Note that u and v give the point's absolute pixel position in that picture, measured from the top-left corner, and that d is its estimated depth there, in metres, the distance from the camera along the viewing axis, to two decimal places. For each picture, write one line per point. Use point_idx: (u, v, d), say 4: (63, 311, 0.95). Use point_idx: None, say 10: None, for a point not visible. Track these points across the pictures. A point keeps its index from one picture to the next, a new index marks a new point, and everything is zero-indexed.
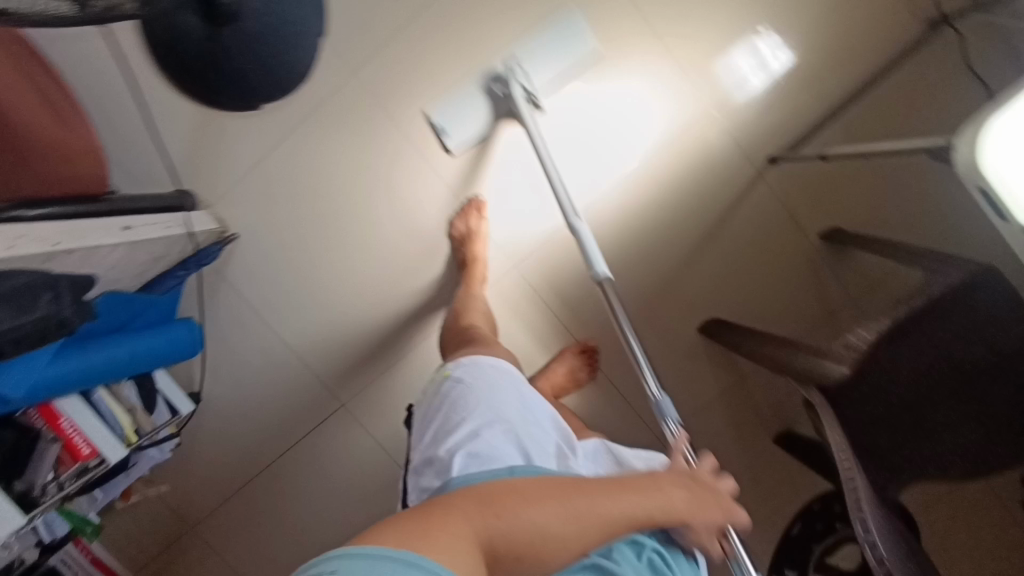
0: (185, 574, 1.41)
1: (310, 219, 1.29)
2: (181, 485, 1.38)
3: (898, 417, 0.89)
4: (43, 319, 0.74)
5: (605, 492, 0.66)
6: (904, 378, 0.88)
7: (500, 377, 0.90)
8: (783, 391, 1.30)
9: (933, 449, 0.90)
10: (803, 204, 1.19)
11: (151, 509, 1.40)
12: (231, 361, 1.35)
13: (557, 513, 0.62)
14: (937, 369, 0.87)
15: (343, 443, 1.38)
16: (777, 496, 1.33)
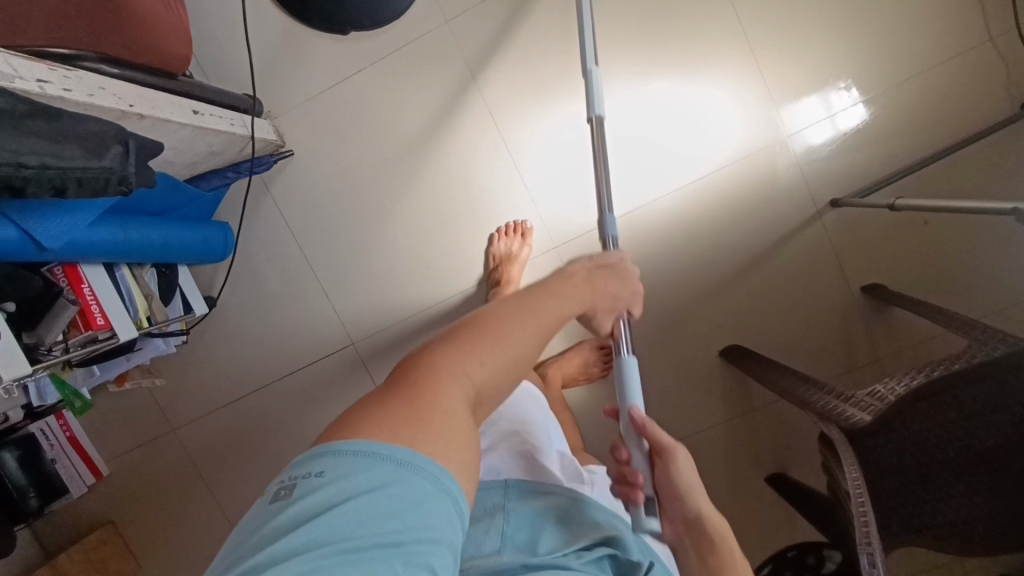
0: (154, 474, 1.41)
1: (369, 154, 1.30)
2: (175, 383, 1.39)
3: (909, 477, 0.87)
4: (108, 170, 0.70)
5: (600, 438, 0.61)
6: (925, 439, 0.87)
7: (532, 404, 0.93)
8: (789, 437, 1.28)
9: (945, 522, 0.87)
10: (853, 254, 1.19)
11: (140, 401, 1.40)
12: (254, 275, 1.35)
13: None
14: (963, 438, 0.85)
15: (340, 382, 1.35)
16: (755, 538, 1.32)
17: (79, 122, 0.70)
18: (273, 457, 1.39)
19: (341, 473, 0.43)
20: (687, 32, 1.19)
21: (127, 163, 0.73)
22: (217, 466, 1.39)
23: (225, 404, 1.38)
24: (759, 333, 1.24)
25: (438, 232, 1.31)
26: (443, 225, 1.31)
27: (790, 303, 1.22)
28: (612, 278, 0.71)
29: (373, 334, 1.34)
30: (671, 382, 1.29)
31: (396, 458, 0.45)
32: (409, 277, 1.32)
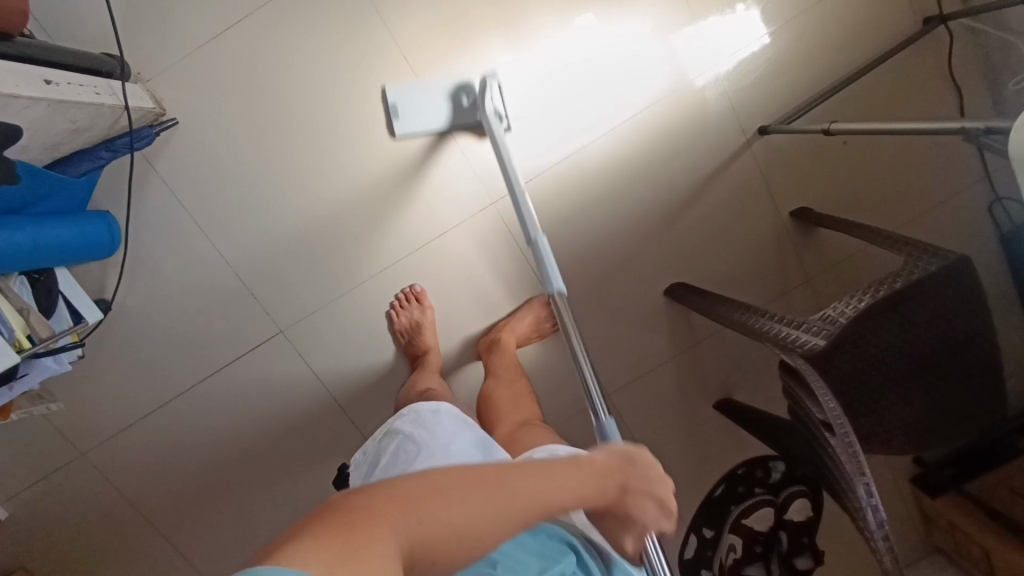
0: (71, 501, 1.26)
1: (269, 116, 1.14)
2: (74, 404, 1.21)
3: (858, 391, 0.95)
4: None
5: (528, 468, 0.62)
6: (873, 355, 0.92)
7: (445, 421, 0.95)
8: (733, 362, 1.33)
9: (883, 424, 0.97)
10: (782, 181, 1.22)
11: (35, 428, 1.22)
12: (151, 269, 1.17)
13: (477, 505, 0.56)
14: (903, 349, 0.92)
15: (272, 375, 1.23)
16: (706, 458, 1.40)
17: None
18: (209, 465, 1.27)
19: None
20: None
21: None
22: (146, 483, 1.27)
23: (142, 417, 1.23)
24: (700, 268, 1.26)
25: (363, 200, 1.19)
26: (367, 191, 1.19)
27: (727, 236, 1.25)
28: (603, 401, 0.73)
29: (303, 320, 1.22)
30: (620, 325, 1.29)
31: None
32: (336, 253, 1.20)
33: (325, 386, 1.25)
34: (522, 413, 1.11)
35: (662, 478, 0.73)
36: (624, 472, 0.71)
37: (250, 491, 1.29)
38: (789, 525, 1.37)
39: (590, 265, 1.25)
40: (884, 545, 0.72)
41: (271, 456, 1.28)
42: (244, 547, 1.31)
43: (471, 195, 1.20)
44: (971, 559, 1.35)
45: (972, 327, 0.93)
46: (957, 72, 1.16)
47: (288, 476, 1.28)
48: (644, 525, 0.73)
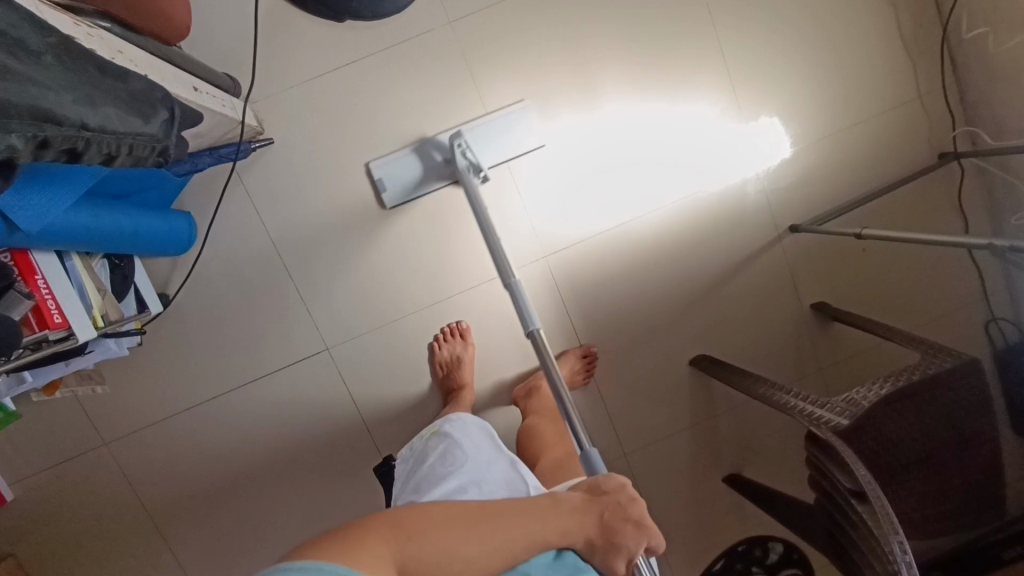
0: (83, 490, 1.25)
1: (357, 149, 1.24)
2: (111, 391, 1.23)
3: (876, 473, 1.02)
4: (154, 135, 0.67)
5: (515, 511, 0.72)
6: (892, 439, 1.01)
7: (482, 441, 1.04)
8: (745, 438, 1.40)
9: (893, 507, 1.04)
10: (806, 275, 1.34)
11: (67, 410, 1.23)
12: (217, 271, 1.23)
13: (465, 537, 0.66)
14: (917, 437, 1.01)
15: (309, 390, 1.27)
16: (710, 532, 1.43)
17: (127, 79, 0.66)
18: (229, 473, 1.27)
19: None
20: (677, 64, 1.28)
21: (172, 131, 0.72)
22: (162, 483, 1.26)
23: (175, 414, 1.25)
24: (725, 344, 1.35)
25: (427, 237, 1.27)
26: (432, 229, 1.27)
27: (752, 317, 1.35)
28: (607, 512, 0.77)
29: (350, 341, 1.28)
30: (644, 387, 1.36)
31: (310, 567, 0.51)
32: (393, 282, 1.28)
33: (358, 409, 1.29)
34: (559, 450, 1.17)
35: (636, 503, 0.77)
36: (591, 507, 0.77)
37: (264, 505, 1.28)
38: None
39: (624, 327, 1.34)
40: None
41: (290, 471, 1.29)
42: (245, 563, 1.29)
43: (528, 246, 1.29)
44: None
45: (979, 426, 1.03)
46: (966, 203, 1.32)
47: (304, 494, 1.29)
48: (637, 555, 0.76)
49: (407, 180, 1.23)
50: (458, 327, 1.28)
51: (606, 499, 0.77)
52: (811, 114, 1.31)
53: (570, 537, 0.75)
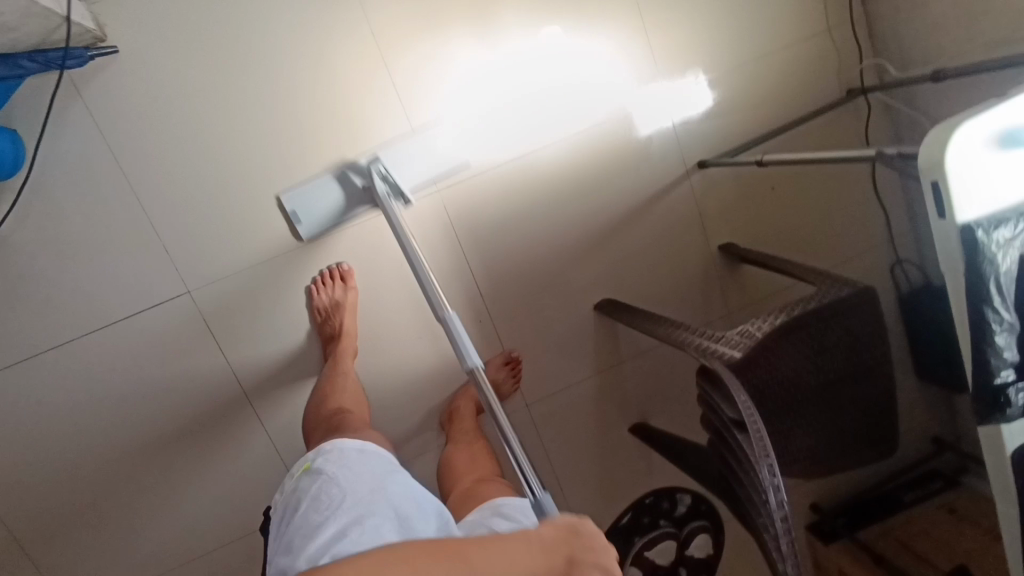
0: None
1: (220, 61, 1.09)
2: None
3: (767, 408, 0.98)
4: None
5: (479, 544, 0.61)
6: (783, 372, 0.96)
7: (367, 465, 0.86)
8: (651, 385, 1.35)
9: (785, 443, 1.01)
10: (714, 216, 1.29)
11: None
12: (56, 201, 1.07)
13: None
14: (809, 369, 0.97)
15: (173, 339, 1.13)
16: (617, 483, 1.39)
17: None
18: (79, 436, 1.13)
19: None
20: None
21: None
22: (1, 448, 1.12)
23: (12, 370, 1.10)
24: (631, 288, 1.29)
25: (305, 167, 1.13)
26: (310, 158, 1.13)
27: (660, 261, 1.29)
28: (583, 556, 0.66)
29: (218, 283, 1.14)
30: (548, 334, 1.29)
31: None
32: (266, 217, 1.13)
33: (230, 362, 1.16)
34: (474, 475, 1.08)
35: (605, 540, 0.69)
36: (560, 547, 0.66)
37: (122, 473, 1.15)
38: (688, 559, 1.41)
39: (525, 270, 1.26)
40: (781, 529, 0.72)
41: (154, 430, 1.15)
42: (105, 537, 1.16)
43: (417, 176, 1.17)
44: None
45: (874, 357, 0.99)
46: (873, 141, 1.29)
47: (169, 458, 1.16)
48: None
49: (321, 211, 1.10)
50: (338, 271, 1.15)
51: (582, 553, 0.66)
52: (722, 43, 1.24)
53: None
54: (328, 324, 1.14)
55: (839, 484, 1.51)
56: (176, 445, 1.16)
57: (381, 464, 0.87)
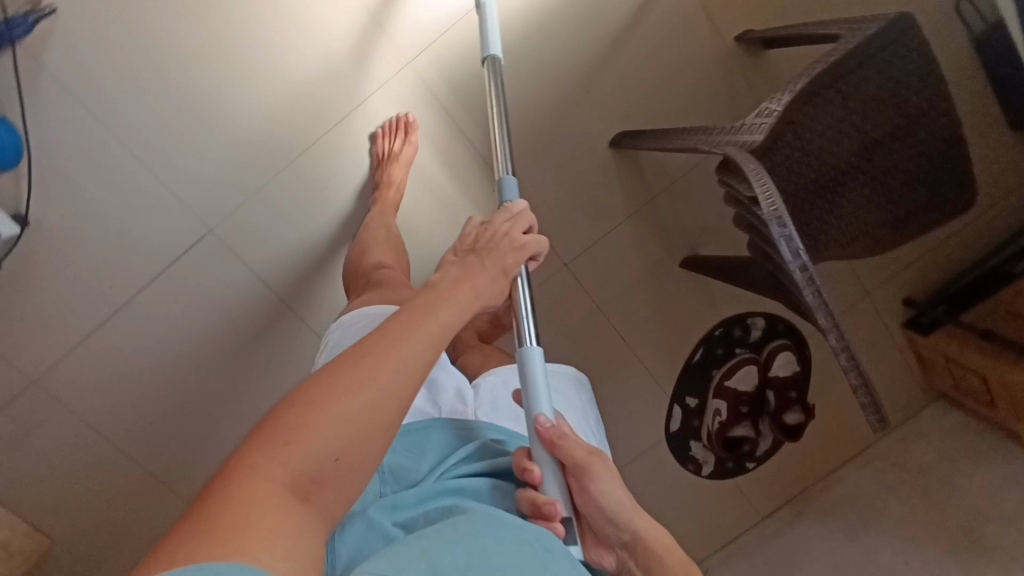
0: (22, 442, 1.16)
1: None
2: (3, 333, 1.11)
3: (805, 189, 0.88)
4: None
5: (412, 316, 0.57)
6: (815, 146, 0.85)
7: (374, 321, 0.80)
8: (692, 214, 1.27)
9: (838, 226, 0.91)
10: (715, 9, 1.16)
11: None
12: (62, 173, 1.07)
13: (339, 429, 0.47)
14: (843, 132, 0.85)
15: (211, 272, 1.17)
16: (682, 320, 1.34)
17: None
18: (176, 403, 1.20)
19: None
20: None
21: None
22: (111, 433, 1.19)
23: (93, 365, 1.16)
24: (646, 116, 1.19)
25: (281, 55, 1.11)
26: (277, 33, 1.10)
27: (668, 73, 1.18)
28: (497, 252, 0.70)
29: (246, 207, 1.15)
30: (575, 187, 1.22)
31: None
32: (259, 144, 1.14)
33: (291, 287, 1.21)
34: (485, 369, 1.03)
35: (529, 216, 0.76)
36: (487, 265, 0.69)
37: (227, 423, 1.23)
38: (775, 381, 1.37)
39: (529, 126, 1.18)
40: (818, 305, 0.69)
41: (225, 366, 1.21)
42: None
43: (389, 58, 1.16)
44: (977, 393, 1.27)
45: (926, 100, 0.84)
46: None
47: (250, 389, 1.23)
48: (519, 211, 0.76)
49: None
50: (401, 122, 1.17)
51: (494, 235, 0.72)
52: None
53: (485, 299, 0.66)
54: (377, 174, 1.16)
55: (931, 269, 1.38)
56: (247, 375, 1.23)
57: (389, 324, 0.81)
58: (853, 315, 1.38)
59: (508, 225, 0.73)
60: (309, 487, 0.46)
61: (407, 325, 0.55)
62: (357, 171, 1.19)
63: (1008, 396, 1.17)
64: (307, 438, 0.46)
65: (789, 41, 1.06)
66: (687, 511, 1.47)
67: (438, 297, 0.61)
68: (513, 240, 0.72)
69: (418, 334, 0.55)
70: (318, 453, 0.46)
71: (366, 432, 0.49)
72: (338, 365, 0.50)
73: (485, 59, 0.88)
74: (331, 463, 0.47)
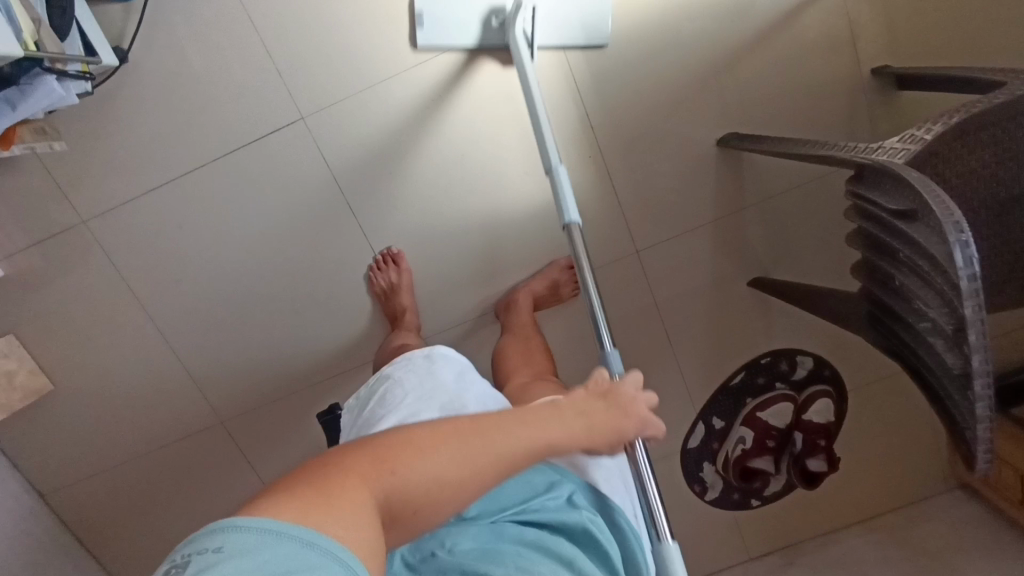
0: (71, 269, 1.19)
1: None
2: (81, 159, 1.13)
3: None
4: None
5: (514, 420, 0.62)
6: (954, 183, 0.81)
7: (438, 368, 0.92)
8: (775, 235, 1.23)
9: None
10: (866, 33, 1.11)
11: (35, 175, 1.14)
12: (176, 21, 1.07)
13: (445, 462, 0.56)
14: (984, 176, 0.81)
15: (286, 159, 1.14)
16: (731, 338, 1.31)
17: None
18: (220, 277, 1.21)
19: (243, 548, 0.41)
20: None
21: None
22: (155, 286, 1.21)
23: (154, 218, 1.17)
24: (760, 123, 1.16)
25: None
26: None
27: (797, 85, 1.14)
28: (613, 409, 0.69)
29: (342, 101, 1.11)
30: (668, 175, 1.19)
31: (299, 537, 0.43)
32: (370, 43, 1.09)
33: (359, 197, 1.17)
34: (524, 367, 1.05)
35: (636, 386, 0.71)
36: (604, 404, 0.69)
37: (262, 311, 1.23)
38: (806, 425, 1.34)
39: (641, 101, 1.14)
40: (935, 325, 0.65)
41: (273, 255, 1.20)
42: (251, 368, 1.27)
43: None
44: (1008, 489, 1.24)
45: None
46: None
47: (291, 284, 1.22)
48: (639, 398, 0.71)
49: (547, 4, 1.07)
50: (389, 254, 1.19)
51: (621, 394, 0.70)
52: None
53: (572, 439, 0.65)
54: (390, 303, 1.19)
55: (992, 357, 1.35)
56: (292, 270, 1.21)
57: (448, 366, 0.93)
58: (897, 379, 1.35)
59: (636, 397, 0.71)
60: (392, 520, 0.53)
61: (499, 418, 0.61)
62: (458, 100, 1.12)
63: None
64: (414, 458, 0.55)
65: (935, 86, 1.03)
66: (677, 530, 1.44)
67: (538, 414, 0.64)
68: (627, 403, 0.70)
69: (501, 441, 0.59)
70: (416, 486, 0.54)
71: (448, 489, 0.55)
72: (431, 435, 0.57)
73: (565, 229, 0.90)
74: (414, 510, 0.54)
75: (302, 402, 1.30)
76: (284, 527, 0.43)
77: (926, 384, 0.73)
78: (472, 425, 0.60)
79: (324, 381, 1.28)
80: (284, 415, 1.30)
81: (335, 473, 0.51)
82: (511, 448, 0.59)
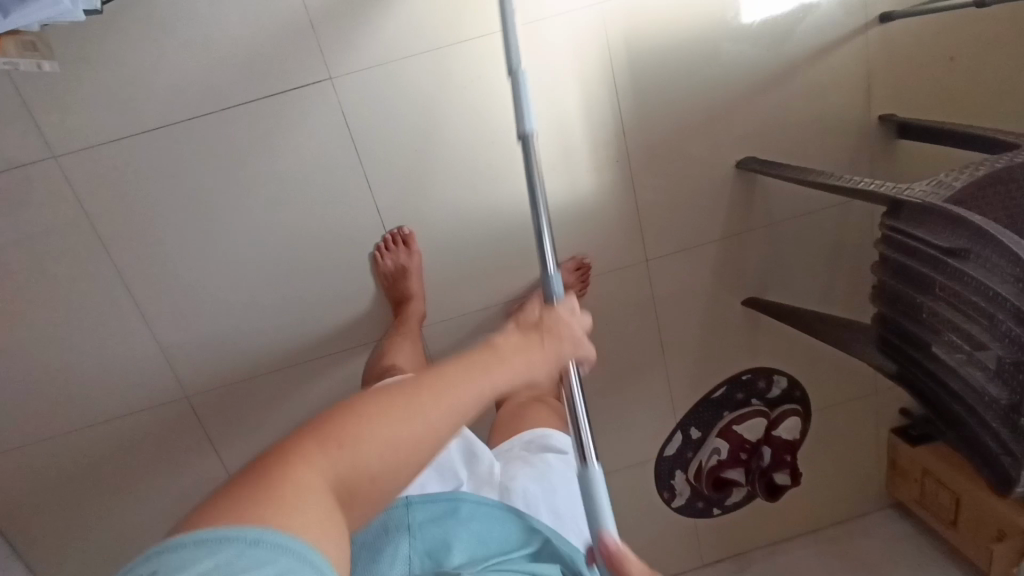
0: (37, 206, 1.06)
1: None
2: (69, 86, 1.01)
3: None
4: None
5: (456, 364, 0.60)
6: None
7: None
8: (773, 259, 1.29)
9: None
10: (881, 82, 1.19)
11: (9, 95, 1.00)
12: None
13: (385, 441, 0.54)
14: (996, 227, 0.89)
15: (306, 121, 1.07)
16: (719, 354, 1.36)
17: None
18: (212, 237, 1.11)
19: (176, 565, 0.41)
20: None
21: None
22: (134, 238, 1.10)
23: (144, 163, 1.06)
24: (775, 152, 1.21)
25: None
26: None
27: (814, 121, 1.20)
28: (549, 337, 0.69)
29: (377, 66, 1.05)
30: (685, 190, 1.22)
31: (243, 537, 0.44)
32: (415, 12, 1.04)
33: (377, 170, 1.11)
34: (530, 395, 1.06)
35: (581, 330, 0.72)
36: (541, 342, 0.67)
37: (253, 277, 1.15)
38: (774, 440, 1.43)
39: (671, 114, 1.16)
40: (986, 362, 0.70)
41: (274, 220, 1.12)
42: (231, 337, 1.18)
43: None
44: (942, 511, 1.36)
45: None
46: None
47: (289, 253, 1.14)
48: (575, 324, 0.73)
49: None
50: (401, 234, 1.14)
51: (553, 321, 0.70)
52: None
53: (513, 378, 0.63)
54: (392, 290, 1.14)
55: None
56: (293, 238, 1.13)
57: None
58: (856, 404, 1.46)
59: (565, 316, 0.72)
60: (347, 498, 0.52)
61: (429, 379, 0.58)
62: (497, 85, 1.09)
63: (976, 521, 1.27)
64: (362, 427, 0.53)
65: (939, 137, 1.12)
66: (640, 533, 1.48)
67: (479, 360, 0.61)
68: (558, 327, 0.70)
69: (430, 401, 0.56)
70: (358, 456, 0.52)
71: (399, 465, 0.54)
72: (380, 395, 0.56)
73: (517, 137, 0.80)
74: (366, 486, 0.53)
75: (284, 379, 1.22)
76: (227, 534, 0.43)
77: (948, 413, 0.79)
78: (409, 387, 0.57)
79: (310, 359, 1.21)
80: (263, 392, 1.22)
81: (283, 471, 0.49)
82: (462, 398, 0.57)
